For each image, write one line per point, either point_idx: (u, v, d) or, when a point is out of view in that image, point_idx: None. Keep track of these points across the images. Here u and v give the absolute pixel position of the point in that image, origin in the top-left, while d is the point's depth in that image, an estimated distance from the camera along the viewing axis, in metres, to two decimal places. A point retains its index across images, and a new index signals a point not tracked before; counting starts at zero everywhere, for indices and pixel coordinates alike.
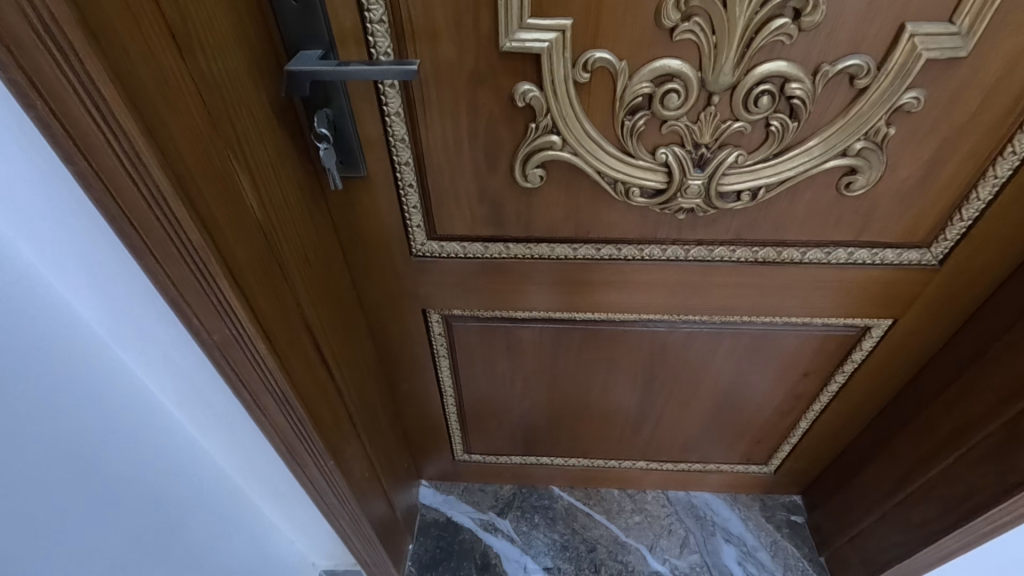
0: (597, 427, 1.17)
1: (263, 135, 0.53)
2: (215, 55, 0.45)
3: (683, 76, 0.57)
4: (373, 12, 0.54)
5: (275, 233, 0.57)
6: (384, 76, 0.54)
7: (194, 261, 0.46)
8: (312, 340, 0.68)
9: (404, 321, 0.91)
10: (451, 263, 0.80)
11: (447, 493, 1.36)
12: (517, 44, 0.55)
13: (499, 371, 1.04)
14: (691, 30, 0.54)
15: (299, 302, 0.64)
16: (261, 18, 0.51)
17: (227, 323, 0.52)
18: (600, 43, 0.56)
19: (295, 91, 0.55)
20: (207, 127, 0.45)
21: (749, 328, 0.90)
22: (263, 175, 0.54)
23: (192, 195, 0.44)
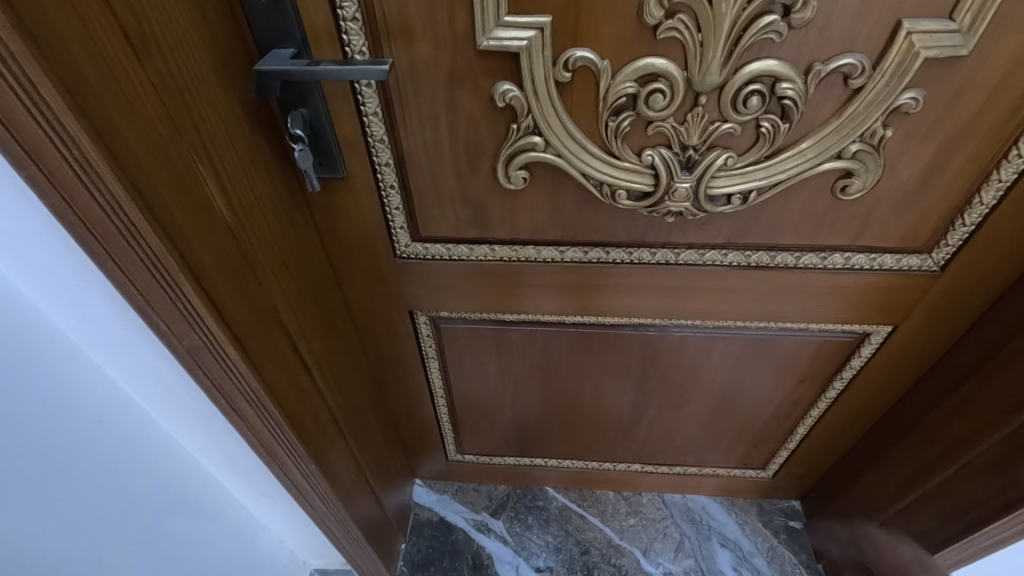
0: (591, 430, 1.15)
1: (234, 138, 0.52)
2: (176, 56, 0.44)
3: (668, 75, 0.55)
4: (346, 9, 0.52)
5: (247, 236, 0.56)
6: (359, 76, 0.52)
7: (156, 268, 0.45)
8: (291, 345, 0.67)
9: (391, 322, 0.90)
10: (436, 264, 0.78)
11: (442, 493, 1.36)
12: (495, 43, 0.53)
13: (490, 372, 1.02)
14: (675, 28, 0.51)
15: (276, 306, 0.63)
16: (229, 16, 0.50)
17: (196, 329, 0.51)
18: (581, 42, 0.53)
19: (266, 92, 0.54)
20: (166, 131, 0.44)
21: (743, 333, 0.88)
22: (234, 179, 0.53)
23: (150, 200, 0.43)
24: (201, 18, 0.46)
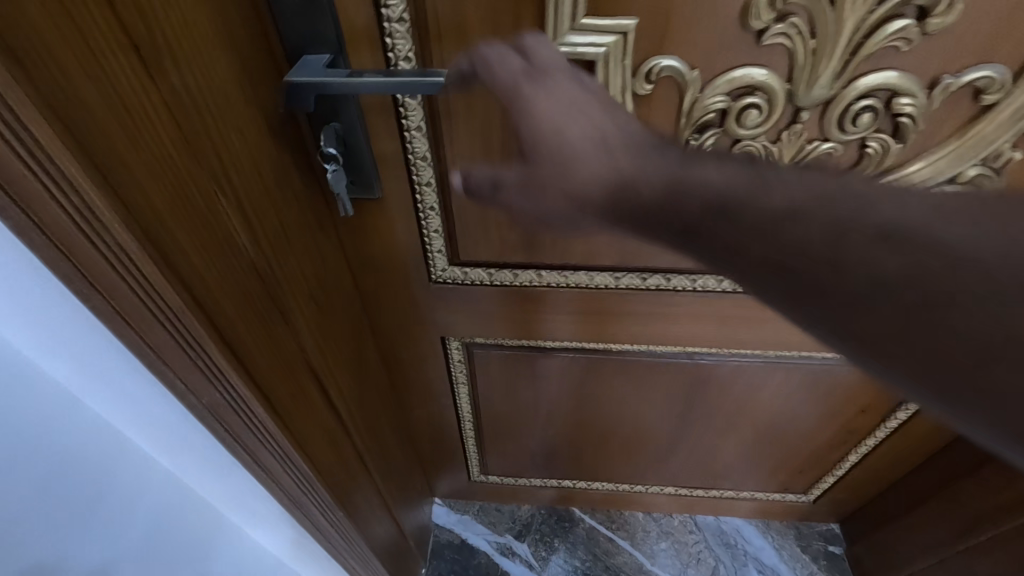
0: (626, 454, 1.09)
1: (258, 163, 0.44)
2: (192, 69, 0.35)
3: (767, 88, 0.47)
4: (391, 8, 0.44)
5: (274, 274, 0.48)
6: (409, 88, 0.45)
7: (172, 325, 0.37)
8: (319, 386, 0.60)
9: (420, 348, 0.82)
10: (475, 289, 0.71)
11: (462, 513, 1.29)
12: (568, 50, 0.45)
13: (523, 397, 0.95)
14: (784, 33, 0.43)
15: (304, 347, 0.55)
16: (252, 17, 0.41)
17: (218, 387, 0.43)
18: (669, 49, 0.45)
19: (296, 107, 0.46)
20: (184, 163, 0.35)
21: (805, 364, 0.82)
22: (259, 210, 0.45)
23: (165, 247, 0.35)
24: (219, 22, 0.38)
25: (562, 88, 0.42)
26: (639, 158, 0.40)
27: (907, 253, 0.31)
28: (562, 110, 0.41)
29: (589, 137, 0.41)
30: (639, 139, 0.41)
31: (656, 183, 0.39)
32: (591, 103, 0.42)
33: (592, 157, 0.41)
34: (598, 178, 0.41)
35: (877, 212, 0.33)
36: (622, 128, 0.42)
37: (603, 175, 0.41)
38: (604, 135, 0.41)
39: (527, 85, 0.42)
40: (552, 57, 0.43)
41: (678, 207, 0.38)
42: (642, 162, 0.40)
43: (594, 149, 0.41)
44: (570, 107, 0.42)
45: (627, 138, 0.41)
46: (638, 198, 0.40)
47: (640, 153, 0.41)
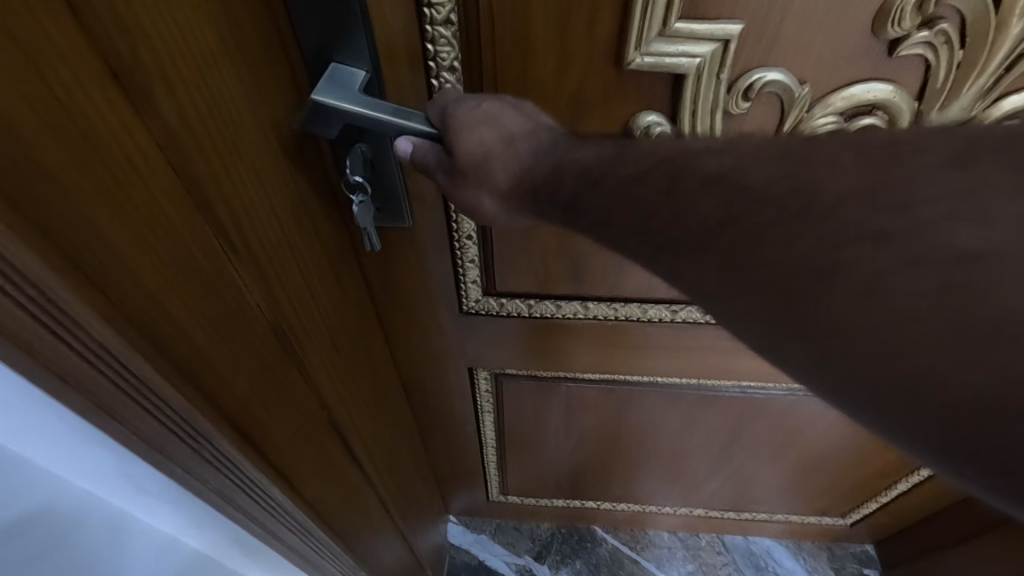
0: (657, 480, 1.02)
1: (281, 205, 0.35)
2: (199, 101, 0.27)
3: (890, 107, 0.38)
4: (438, 9, 0.36)
5: (303, 335, 0.40)
6: (419, 168, 0.39)
7: (173, 425, 0.29)
8: (348, 445, 0.52)
9: (444, 378, 0.75)
10: (510, 321, 0.63)
11: (479, 532, 1.22)
12: (654, 61, 0.37)
13: (552, 425, 0.88)
14: (926, 42, 0.35)
15: (331, 408, 0.47)
16: (267, 27, 0.33)
17: (232, 479, 0.35)
18: (775, 60, 0.37)
19: (316, 130, 0.37)
20: (188, 222, 0.27)
21: None
22: (284, 263, 0.36)
23: (160, 335, 0.26)
24: (232, 35, 0.29)
25: (485, 107, 0.37)
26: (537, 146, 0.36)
27: (725, 196, 0.27)
28: (492, 103, 0.37)
29: (498, 136, 0.37)
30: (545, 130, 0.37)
31: (546, 161, 0.36)
32: (511, 109, 0.37)
33: (498, 158, 0.37)
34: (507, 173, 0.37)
35: (716, 157, 0.29)
36: (531, 121, 0.37)
37: (510, 167, 0.37)
38: (514, 135, 0.37)
39: (452, 106, 0.37)
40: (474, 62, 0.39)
41: (552, 180, 0.35)
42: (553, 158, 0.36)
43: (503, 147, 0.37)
44: (485, 108, 0.37)
45: (533, 134, 0.37)
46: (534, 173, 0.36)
47: (540, 145, 0.36)
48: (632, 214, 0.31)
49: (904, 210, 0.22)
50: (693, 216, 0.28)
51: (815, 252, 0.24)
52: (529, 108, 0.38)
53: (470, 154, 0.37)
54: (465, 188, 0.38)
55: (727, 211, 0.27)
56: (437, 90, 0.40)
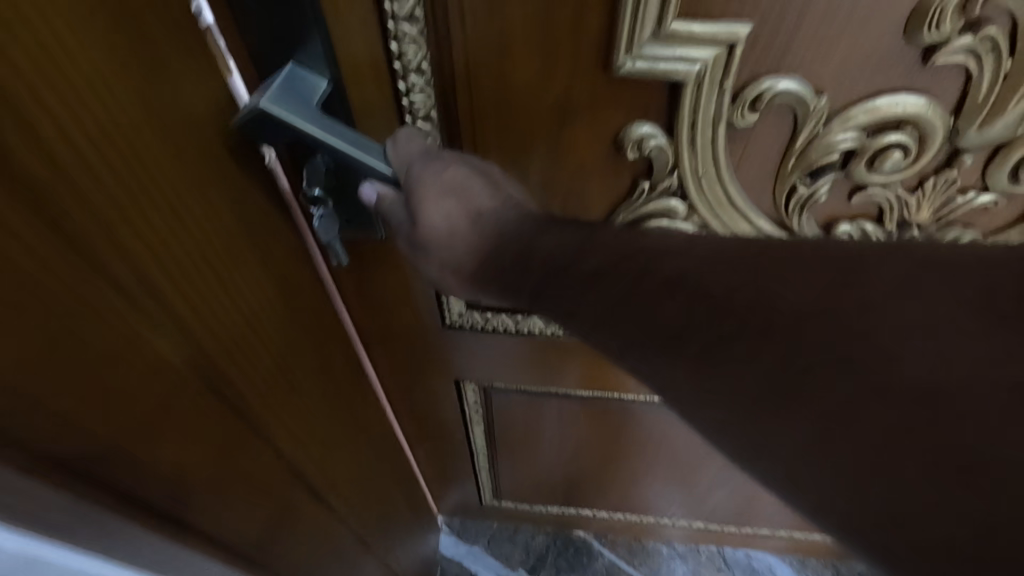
0: (656, 494, 0.98)
1: (220, 254, 0.29)
2: (98, 138, 0.21)
3: (921, 123, 0.33)
4: (400, 2, 0.31)
5: (253, 397, 0.34)
6: (384, 217, 0.36)
7: (65, 523, 0.24)
8: (314, 498, 0.47)
9: (430, 390, 0.72)
10: (496, 335, 0.60)
11: (472, 543, 1.19)
12: (648, 66, 0.32)
13: (545, 437, 0.85)
14: (970, 50, 0.30)
15: (296, 463, 0.42)
16: (199, 40, 0.26)
17: (157, 561, 0.30)
18: (789, 68, 0.32)
19: (259, 139, 0.32)
20: (72, 284, 0.21)
21: None
22: (225, 322, 0.30)
23: (34, 440, 0.21)
24: (145, 56, 0.23)
25: (451, 173, 0.35)
26: (503, 226, 0.35)
27: (690, 301, 0.29)
28: (459, 172, 0.35)
29: (464, 211, 0.35)
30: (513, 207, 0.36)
31: (514, 238, 0.35)
32: (476, 182, 0.35)
33: (462, 232, 0.36)
34: (469, 248, 0.36)
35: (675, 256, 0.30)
36: (499, 199, 0.36)
37: (472, 242, 0.36)
38: (478, 209, 0.35)
39: (417, 167, 0.34)
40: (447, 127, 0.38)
41: (521, 261, 0.35)
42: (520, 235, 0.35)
43: (467, 222, 0.36)
44: (451, 176, 0.35)
45: (498, 213, 0.35)
46: (503, 247, 0.35)
47: (506, 224, 0.35)
48: (603, 306, 0.31)
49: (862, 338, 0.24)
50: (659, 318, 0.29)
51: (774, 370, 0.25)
52: (493, 175, 0.36)
53: (433, 210, 0.34)
54: (428, 258, 0.37)
55: (691, 313, 0.28)
56: (405, 95, 0.36)
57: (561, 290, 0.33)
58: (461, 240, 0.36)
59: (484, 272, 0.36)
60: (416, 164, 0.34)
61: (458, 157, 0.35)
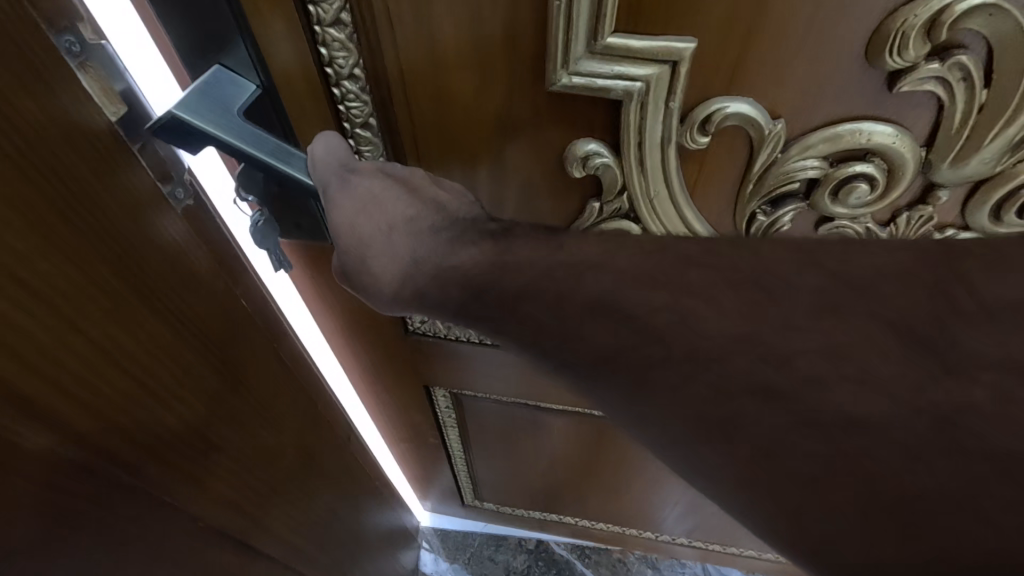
0: (638, 512, 0.94)
1: (117, 296, 0.25)
2: None
3: (889, 154, 0.30)
4: (323, 6, 0.29)
5: (177, 452, 0.30)
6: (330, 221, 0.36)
7: None
8: (259, 557, 0.41)
9: (401, 394, 0.70)
10: (460, 347, 0.57)
11: (453, 562, 1.15)
12: (585, 82, 0.30)
13: (522, 448, 0.82)
14: (938, 78, 0.27)
15: (231, 528, 0.36)
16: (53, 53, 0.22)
17: None
18: (739, 84, 0.29)
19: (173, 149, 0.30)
20: None
21: None
22: (123, 374, 0.26)
23: None
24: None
25: (366, 186, 0.33)
26: (417, 244, 0.33)
27: (617, 327, 0.27)
28: (374, 184, 0.33)
29: (380, 227, 0.33)
30: (434, 225, 0.33)
31: (429, 261, 0.33)
32: (394, 195, 0.33)
33: (377, 252, 0.34)
34: (385, 269, 0.34)
35: (597, 280, 0.28)
36: (421, 215, 0.33)
37: (390, 263, 0.34)
38: (394, 223, 0.33)
39: (331, 182, 0.32)
40: (386, 135, 0.36)
41: (437, 287, 0.33)
42: (437, 253, 0.33)
43: (383, 238, 0.33)
44: (365, 190, 0.33)
45: (415, 230, 0.33)
46: (420, 269, 0.33)
47: (421, 242, 0.33)
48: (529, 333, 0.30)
49: (786, 367, 0.24)
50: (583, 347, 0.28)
51: (708, 399, 0.25)
52: (417, 185, 0.33)
53: (348, 226, 0.33)
54: (352, 277, 0.35)
55: (616, 341, 0.27)
56: (339, 101, 0.33)
57: (485, 311, 0.31)
58: (370, 250, 0.34)
59: (401, 291, 0.34)
60: (331, 179, 0.32)
61: (376, 166, 0.33)
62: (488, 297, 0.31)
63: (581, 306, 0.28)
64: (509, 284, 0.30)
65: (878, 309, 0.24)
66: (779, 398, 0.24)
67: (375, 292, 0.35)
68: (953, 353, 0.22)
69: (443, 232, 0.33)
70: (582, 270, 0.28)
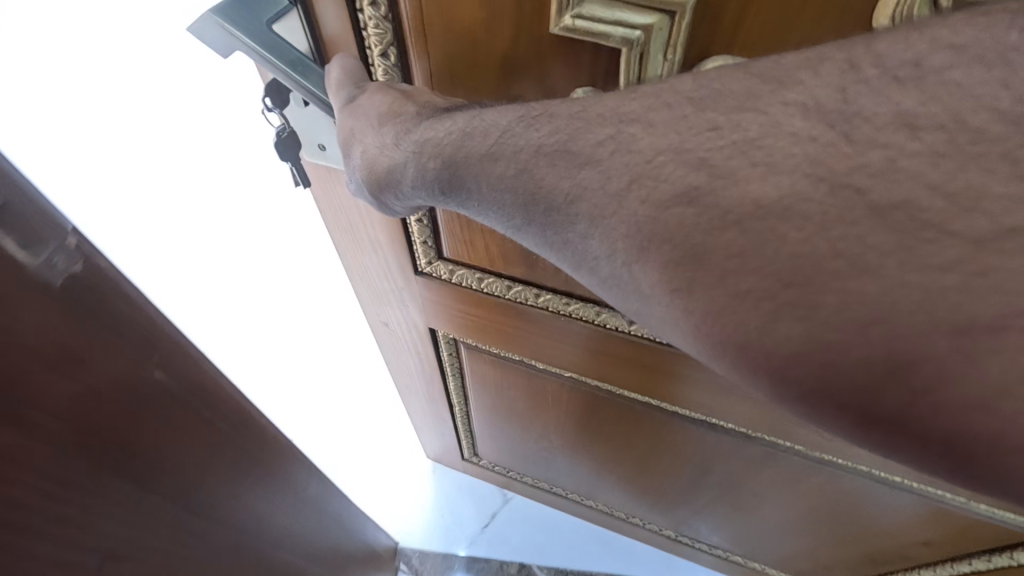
0: (626, 496, 0.93)
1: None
2: None
3: None
4: None
5: (73, 558, 0.28)
6: (328, 89, 0.37)
7: None
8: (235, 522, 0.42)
9: (407, 333, 0.73)
10: (462, 293, 0.59)
11: None
12: (587, 26, 0.30)
13: (518, 411, 0.83)
14: None
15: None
16: None
17: None
18: (745, 26, 0.28)
19: (208, 44, 0.36)
20: None
21: (853, 483, 0.60)
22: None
23: None
24: None
25: (369, 92, 0.33)
26: (402, 127, 0.32)
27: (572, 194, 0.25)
28: (373, 91, 0.33)
29: (371, 114, 0.33)
30: (425, 112, 0.32)
31: (412, 142, 0.31)
32: (393, 97, 0.33)
33: (368, 136, 0.33)
34: (377, 152, 0.33)
35: (551, 132, 0.26)
36: (418, 107, 0.32)
37: (379, 148, 0.33)
38: (385, 112, 0.33)
39: (344, 92, 0.36)
40: (402, 64, 0.37)
41: (417, 162, 0.31)
42: (420, 134, 0.31)
43: (373, 128, 0.33)
44: (364, 103, 0.33)
45: (404, 119, 0.32)
46: (404, 146, 0.32)
47: (408, 127, 0.32)
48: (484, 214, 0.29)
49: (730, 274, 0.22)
50: (540, 188, 0.26)
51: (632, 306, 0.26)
52: (419, 92, 0.34)
53: (346, 127, 0.34)
54: (351, 161, 0.36)
55: (572, 187, 0.25)
56: (363, 27, 0.35)
57: (455, 179, 0.29)
58: (357, 142, 0.34)
59: (386, 179, 0.33)
60: (341, 93, 0.36)
61: (383, 84, 0.34)
62: (457, 161, 0.29)
63: (531, 149, 0.27)
64: (477, 146, 0.28)
65: (793, 98, 0.23)
66: (723, 279, 0.22)
67: (368, 183, 0.35)
68: (895, 245, 0.21)
69: (425, 117, 0.32)
70: (536, 119, 0.27)
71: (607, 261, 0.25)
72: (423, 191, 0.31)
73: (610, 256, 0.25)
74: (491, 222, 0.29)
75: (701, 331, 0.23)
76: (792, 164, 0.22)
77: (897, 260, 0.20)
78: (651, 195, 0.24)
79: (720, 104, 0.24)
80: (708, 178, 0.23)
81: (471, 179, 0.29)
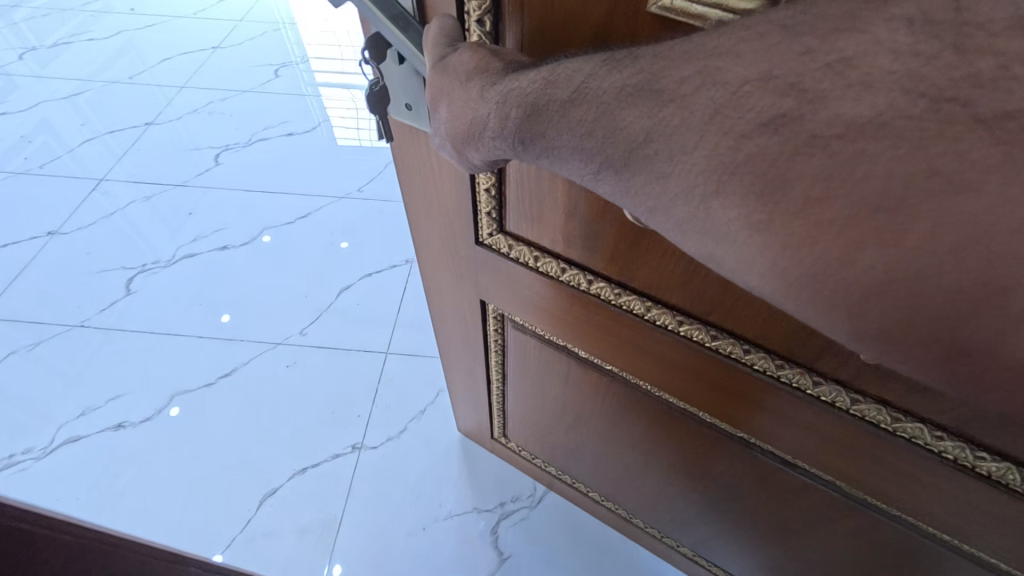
0: (651, 502, 0.91)
1: None
2: None
3: None
4: None
5: None
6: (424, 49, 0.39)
7: None
8: None
9: (457, 301, 0.75)
10: (517, 268, 0.60)
11: None
12: (682, 6, 0.30)
13: (556, 396, 0.83)
14: None
15: None
16: None
17: None
18: None
19: None
20: None
21: (900, 532, 0.56)
22: None
23: None
24: None
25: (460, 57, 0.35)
26: (490, 81, 0.33)
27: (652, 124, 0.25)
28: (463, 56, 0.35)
29: (463, 68, 0.34)
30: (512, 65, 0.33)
31: (497, 96, 0.32)
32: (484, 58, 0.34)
33: (454, 89, 0.35)
34: (461, 101, 0.34)
35: (633, 71, 0.26)
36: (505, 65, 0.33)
37: (464, 98, 0.34)
38: (475, 69, 0.34)
39: (436, 52, 0.37)
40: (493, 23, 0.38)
41: (498, 116, 0.31)
42: (506, 86, 0.31)
43: (461, 86, 0.34)
44: (455, 65, 0.35)
45: (493, 74, 0.33)
46: (489, 94, 0.32)
47: (494, 81, 0.32)
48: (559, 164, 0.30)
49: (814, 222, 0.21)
50: (618, 128, 0.26)
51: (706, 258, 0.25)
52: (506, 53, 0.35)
53: (437, 87, 0.36)
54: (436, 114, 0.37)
55: (648, 131, 0.25)
56: None
57: (534, 130, 0.30)
58: (443, 99, 0.36)
59: (467, 131, 0.34)
60: (434, 47, 0.37)
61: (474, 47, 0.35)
62: (537, 113, 0.29)
63: (614, 88, 0.27)
64: (559, 93, 0.28)
65: (896, 14, 0.22)
66: (802, 227, 0.22)
67: (450, 135, 0.36)
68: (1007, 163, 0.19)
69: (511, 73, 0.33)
70: (621, 63, 0.27)
71: (681, 204, 0.25)
72: (501, 145, 0.32)
73: (687, 199, 0.24)
74: (566, 172, 0.30)
75: (772, 277, 0.23)
76: (891, 84, 0.21)
77: (1005, 176, 0.19)
78: (733, 126, 0.23)
79: (816, 28, 0.23)
80: (797, 102, 0.22)
81: (550, 126, 0.29)
